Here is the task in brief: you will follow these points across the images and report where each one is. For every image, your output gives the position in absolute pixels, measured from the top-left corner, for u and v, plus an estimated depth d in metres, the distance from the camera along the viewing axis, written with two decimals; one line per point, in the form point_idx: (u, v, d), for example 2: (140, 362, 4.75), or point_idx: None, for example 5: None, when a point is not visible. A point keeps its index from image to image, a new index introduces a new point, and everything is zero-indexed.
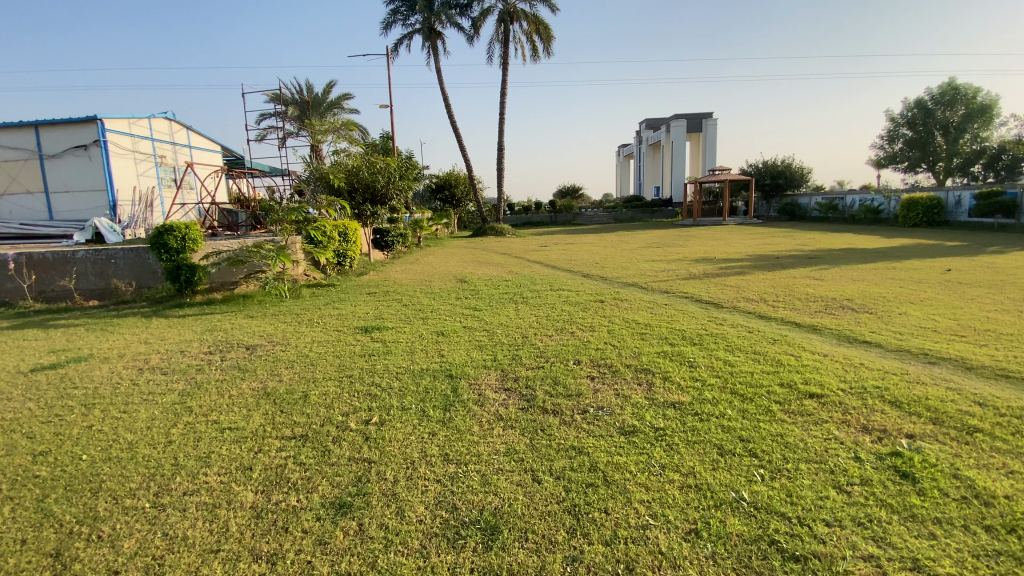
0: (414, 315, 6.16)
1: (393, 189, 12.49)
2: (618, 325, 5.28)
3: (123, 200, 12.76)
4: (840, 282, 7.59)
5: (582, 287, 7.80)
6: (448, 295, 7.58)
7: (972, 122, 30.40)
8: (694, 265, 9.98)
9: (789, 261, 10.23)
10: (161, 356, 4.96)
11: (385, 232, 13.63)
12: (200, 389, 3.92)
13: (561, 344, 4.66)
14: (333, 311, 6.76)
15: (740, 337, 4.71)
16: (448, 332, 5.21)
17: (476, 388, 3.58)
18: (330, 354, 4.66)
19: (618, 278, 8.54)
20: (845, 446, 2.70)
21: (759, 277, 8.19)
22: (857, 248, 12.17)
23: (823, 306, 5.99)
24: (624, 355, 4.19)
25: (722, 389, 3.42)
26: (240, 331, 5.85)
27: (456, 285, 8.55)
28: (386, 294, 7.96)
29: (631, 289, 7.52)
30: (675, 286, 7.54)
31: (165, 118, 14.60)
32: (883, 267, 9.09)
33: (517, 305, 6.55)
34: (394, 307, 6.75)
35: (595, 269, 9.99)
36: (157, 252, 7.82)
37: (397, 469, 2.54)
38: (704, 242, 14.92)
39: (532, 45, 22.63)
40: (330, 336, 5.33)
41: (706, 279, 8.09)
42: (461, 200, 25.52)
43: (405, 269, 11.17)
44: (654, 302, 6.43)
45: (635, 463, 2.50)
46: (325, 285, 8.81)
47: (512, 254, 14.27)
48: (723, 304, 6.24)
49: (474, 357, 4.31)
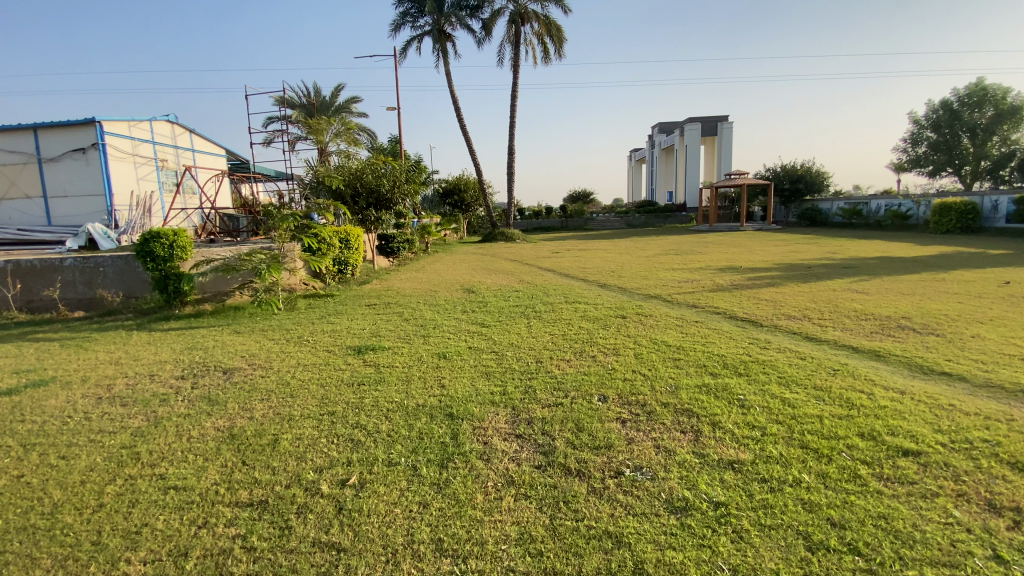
0: (414, 332, 5.52)
1: (399, 194, 11.89)
2: (646, 348, 4.59)
3: (121, 205, 12.36)
4: (887, 295, 6.83)
5: (600, 299, 7.13)
6: (453, 308, 6.93)
7: (1002, 124, 28.89)
8: (720, 274, 9.24)
9: (823, 271, 9.45)
10: (128, 380, 4.38)
11: (390, 238, 13.08)
12: (157, 427, 3.32)
13: (581, 372, 3.97)
14: (327, 326, 6.15)
15: (792, 367, 4.00)
16: (451, 355, 4.55)
17: (480, 435, 2.92)
18: (314, 382, 4.03)
19: (640, 290, 7.85)
20: (976, 536, 2.01)
21: (794, 289, 7.44)
22: (893, 256, 11.36)
23: (879, 326, 5.26)
24: (659, 390, 3.50)
25: (789, 444, 2.72)
26: (222, 349, 5.27)
27: (463, 296, 7.93)
28: (386, 306, 7.35)
29: (655, 302, 6.83)
30: (704, 300, 6.83)
31: (168, 121, 14.25)
32: (930, 278, 8.28)
33: (529, 321, 5.89)
34: (394, 322, 6.13)
35: (613, 278, 9.29)
36: (143, 260, 7.32)
37: (376, 565, 1.91)
38: (725, 249, 14.14)
39: (544, 47, 22.08)
40: (317, 359, 4.71)
41: (737, 291, 7.37)
42: (469, 205, 24.97)
43: (410, 278, 10.58)
44: (683, 318, 5.74)
45: (696, 564, 1.84)
46: (323, 296, 8.22)
47: (522, 261, 13.63)
48: (763, 322, 5.54)
49: (480, 389, 3.64)
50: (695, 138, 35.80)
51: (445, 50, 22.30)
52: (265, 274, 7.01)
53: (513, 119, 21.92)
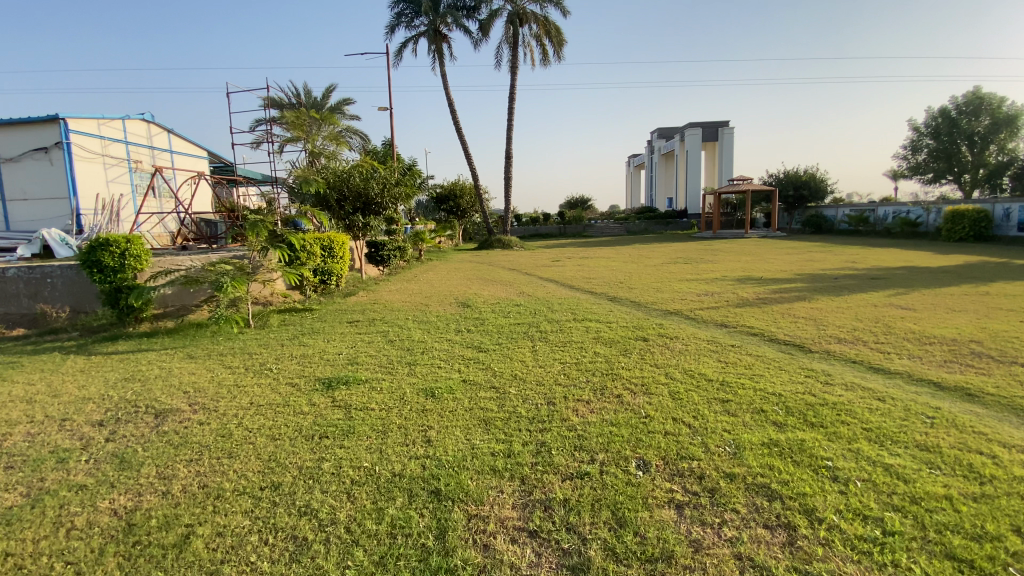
0: (399, 360, 4.61)
1: (388, 197, 10.95)
2: (684, 383, 3.73)
3: (86, 209, 11.43)
4: (938, 312, 5.99)
5: (615, 316, 6.25)
6: (447, 327, 6.02)
7: (999, 133, 28.47)
8: (739, 286, 8.41)
9: (850, 282, 8.64)
10: (30, 429, 3.47)
11: (380, 245, 12.27)
12: (33, 511, 2.44)
13: (607, 420, 3.08)
14: (297, 350, 5.22)
15: (876, 414, 3.13)
16: (440, 394, 3.64)
17: (479, 533, 2.06)
18: (263, 435, 3.14)
19: (655, 305, 7.00)
20: None
21: (829, 305, 6.60)
22: (919, 266, 10.58)
23: (951, 353, 4.40)
24: (716, 453, 2.64)
25: (929, 554, 1.86)
26: (163, 382, 4.35)
27: (457, 311, 7.05)
28: (370, 324, 6.43)
29: (677, 321, 5.97)
30: (733, 317, 5.98)
31: (143, 120, 13.39)
32: (974, 291, 7.46)
33: (535, 345, 4.99)
34: (375, 345, 5.21)
35: (622, 291, 8.45)
36: (89, 271, 6.39)
37: None
38: (736, 257, 13.32)
39: (542, 49, 21.34)
40: (275, 396, 3.80)
41: (765, 307, 6.53)
42: (466, 210, 24.03)
43: (400, 289, 9.68)
44: (715, 342, 4.87)
45: None
46: (300, 310, 7.30)
47: (521, 270, 12.77)
48: (812, 347, 4.68)
49: (477, 448, 2.75)
50: (695, 144, 35.18)
51: (441, 52, 21.52)
52: (229, 288, 6.08)
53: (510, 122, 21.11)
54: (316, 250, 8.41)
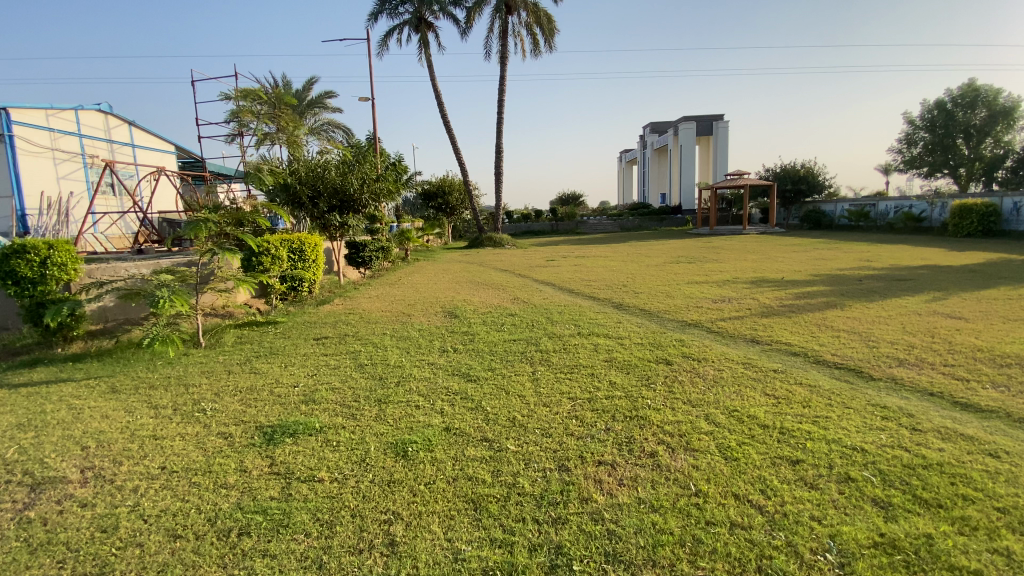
0: (366, 396, 3.69)
1: (368, 194, 9.90)
2: (733, 433, 2.88)
3: (33, 209, 10.32)
4: (995, 322, 5.20)
5: (626, 331, 5.36)
6: (429, 346, 5.07)
7: (994, 125, 28.02)
8: (756, 289, 7.63)
9: (876, 284, 7.87)
10: None
11: (360, 246, 11.25)
12: None
13: (643, 500, 2.24)
14: (244, 381, 4.27)
15: (1002, 485, 2.32)
16: (414, 454, 2.75)
17: None
18: (160, 530, 2.24)
19: (668, 314, 6.13)
20: None
21: (868, 315, 5.78)
22: (942, 265, 9.85)
23: None
24: (814, 570, 1.81)
25: None
26: (65, 432, 3.42)
27: (443, 324, 6.14)
28: (340, 341, 5.48)
29: (700, 336, 5.11)
30: (763, 331, 5.14)
31: (99, 111, 12.26)
32: (1018, 294, 6.73)
33: (536, 371, 4.07)
34: (342, 373, 4.29)
35: (627, 295, 7.63)
36: (2, 282, 5.36)
37: None
38: (742, 256, 12.55)
39: (533, 38, 20.32)
40: (197, 459, 2.90)
41: (796, 317, 5.72)
42: (454, 207, 23.00)
43: (381, 295, 8.74)
44: (754, 367, 4.03)
45: None
46: (263, 325, 6.35)
47: (515, 271, 11.88)
48: (873, 373, 3.88)
49: (463, 561, 1.90)
50: (689, 138, 34.52)
51: (426, 41, 20.41)
52: (165, 304, 5.09)
53: (501, 115, 20.14)
54: (282, 253, 7.45)
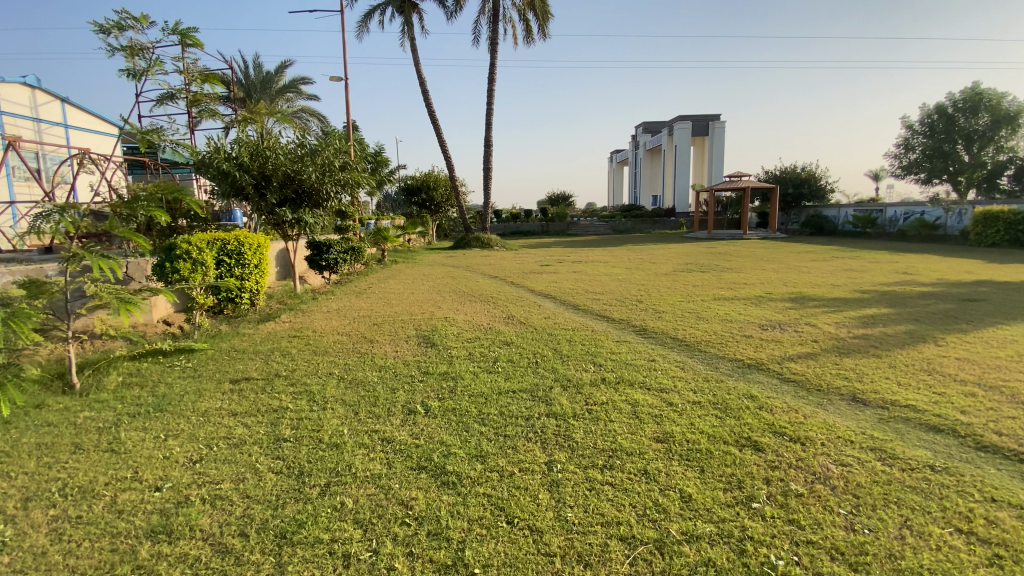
0: (264, 525, 2.12)
1: (331, 185, 8.18)
2: None
3: None
4: None
5: (667, 377, 3.87)
6: (390, 400, 3.48)
7: (999, 130, 27.35)
8: (804, 310, 6.23)
9: (945, 305, 6.53)
10: None
11: (324, 247, 9.52)
12: None
13: None
14: (87, 473, 2.64)
15: None
16: None
17: None
18: None
19: (714, 348, 4.65)
20: None
21: (981, 354, 4.36)
22: (996, 280, 8.56)
23: None
24: None
25: None
26: None
27: (412, 358, 4.53)
28: (268, 386, 3.87)
29: (774, 388, 3.63)
30: (862, 382, 3.68)
31: (22, 83, 10.40)
32: None
33: (554, 467, 2.50)
34: (241, 462, 2.66)
35: (650, 315, 6.17)
36: None
37: None
38: (758, 265, 11.20)
39: (527, 24, 18.83)
40: None
41: (887, 355, 4.30)
42: (439, 205, 21.40)
43: (343, 309, 7.10)
44: (899, 463, 2.53)
45: None
46: (174, 356, 4.69)
47: (505, 278, 10.38)
48: None
49: None
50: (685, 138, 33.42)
51: (409, 22, 18.70)
52: None
53: (490, 107, 18.59)
54: (210, 258, 5.76)
